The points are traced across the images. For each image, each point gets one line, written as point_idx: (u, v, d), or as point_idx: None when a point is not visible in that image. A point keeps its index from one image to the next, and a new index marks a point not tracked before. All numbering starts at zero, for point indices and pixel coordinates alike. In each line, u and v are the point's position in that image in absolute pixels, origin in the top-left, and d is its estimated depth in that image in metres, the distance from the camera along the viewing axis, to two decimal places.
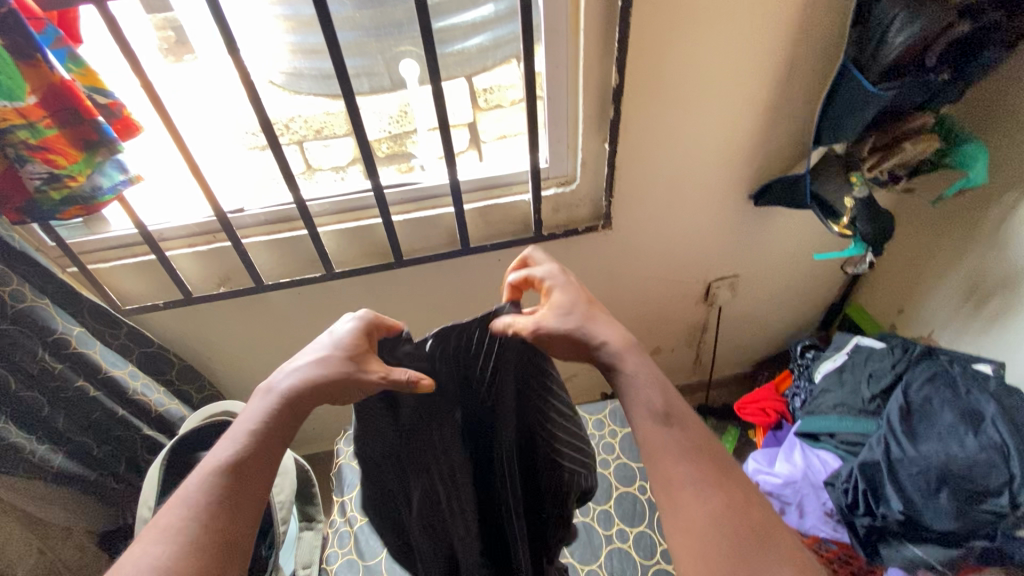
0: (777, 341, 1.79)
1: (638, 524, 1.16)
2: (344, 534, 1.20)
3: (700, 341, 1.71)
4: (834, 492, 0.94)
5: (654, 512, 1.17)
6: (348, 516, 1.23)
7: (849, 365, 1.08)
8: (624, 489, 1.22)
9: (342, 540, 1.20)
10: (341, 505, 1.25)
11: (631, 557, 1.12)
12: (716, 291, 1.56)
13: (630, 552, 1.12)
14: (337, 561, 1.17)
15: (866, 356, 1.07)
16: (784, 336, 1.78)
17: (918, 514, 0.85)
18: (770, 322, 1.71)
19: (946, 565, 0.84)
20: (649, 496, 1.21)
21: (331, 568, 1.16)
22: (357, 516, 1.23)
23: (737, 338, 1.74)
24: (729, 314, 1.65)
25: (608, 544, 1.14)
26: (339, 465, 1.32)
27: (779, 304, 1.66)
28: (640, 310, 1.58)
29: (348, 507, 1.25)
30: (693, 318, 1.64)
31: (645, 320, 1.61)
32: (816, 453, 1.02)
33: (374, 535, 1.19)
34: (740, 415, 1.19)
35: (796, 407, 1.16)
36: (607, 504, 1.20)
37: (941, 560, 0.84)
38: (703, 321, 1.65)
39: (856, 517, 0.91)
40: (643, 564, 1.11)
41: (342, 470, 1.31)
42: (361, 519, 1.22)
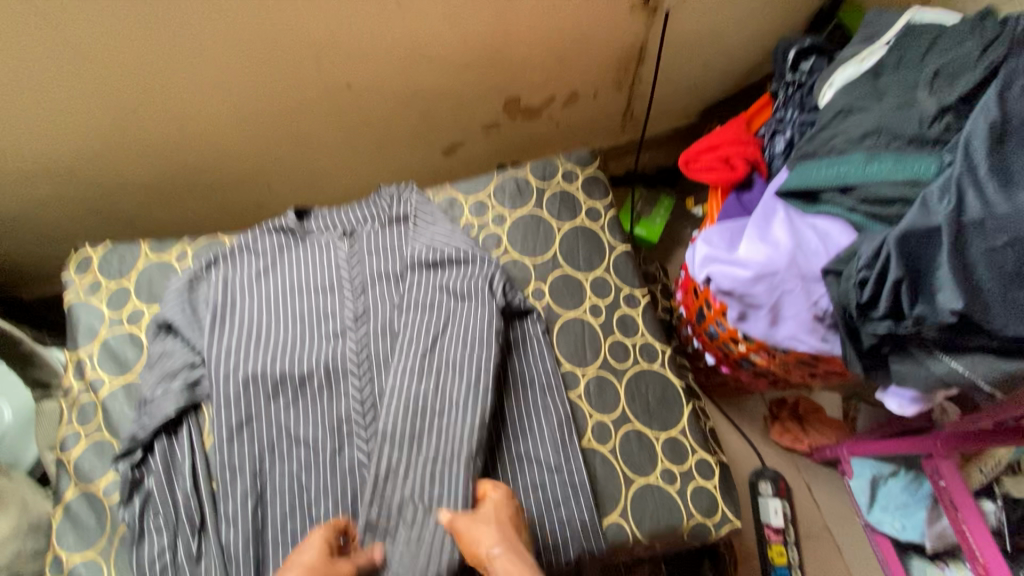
0: (738, 78, 1.29)
1: (571, 206, 0.89)
2: (87, 407, 0.77)
3: (633, 81, 1.21)
4: (843, 286, 0.52)
5: (589, 209, 0.89)
6: (88, 381, 0.79)
7: (893, 66, 0.57)
8: (547, 190, 0.90)
9: (83, 415, 0.77)
10: (79, 366, 0.79)
11: (555, 236, 0.87)
12: None
13: (555, 231, 0.88)
14: (82, 445, 0.76)
15: (909, 44, 0.57)
16: (747, 68, 1.26)
17: (981, 313, 0.46)
18: (734, 44, 1.18)
19: (995, 385, 0.49)
20: (577, 188, 0.90)
21: (68, 457, 0.75)
22: (102, 380, 0.78)
23: (689, 71, 1.22)
24: (678, 30, 1.09)
25: (513, 214, 0.89)
26: (69, 305, 0.84)
27: (748, 16, 1.12)
28: (544, 27, 1.00)
29: (90, 369, 0.79)
30: (625, 36, 1.08)
31: (559, 49, 1.06)
32: (809, 222, 0.58)
33: (131, 402, 0.77)
34: (689, 171, 0.71)
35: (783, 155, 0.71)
36: (531, 205, 0.89)
37: (990, 377, 0.49)
38: (638, 45, 1.11)
39: (871, 322, 0.52)
40: (594, 253, 0.86)
41: (73, 312, 0.83)
42: (109, 387, 0.78)
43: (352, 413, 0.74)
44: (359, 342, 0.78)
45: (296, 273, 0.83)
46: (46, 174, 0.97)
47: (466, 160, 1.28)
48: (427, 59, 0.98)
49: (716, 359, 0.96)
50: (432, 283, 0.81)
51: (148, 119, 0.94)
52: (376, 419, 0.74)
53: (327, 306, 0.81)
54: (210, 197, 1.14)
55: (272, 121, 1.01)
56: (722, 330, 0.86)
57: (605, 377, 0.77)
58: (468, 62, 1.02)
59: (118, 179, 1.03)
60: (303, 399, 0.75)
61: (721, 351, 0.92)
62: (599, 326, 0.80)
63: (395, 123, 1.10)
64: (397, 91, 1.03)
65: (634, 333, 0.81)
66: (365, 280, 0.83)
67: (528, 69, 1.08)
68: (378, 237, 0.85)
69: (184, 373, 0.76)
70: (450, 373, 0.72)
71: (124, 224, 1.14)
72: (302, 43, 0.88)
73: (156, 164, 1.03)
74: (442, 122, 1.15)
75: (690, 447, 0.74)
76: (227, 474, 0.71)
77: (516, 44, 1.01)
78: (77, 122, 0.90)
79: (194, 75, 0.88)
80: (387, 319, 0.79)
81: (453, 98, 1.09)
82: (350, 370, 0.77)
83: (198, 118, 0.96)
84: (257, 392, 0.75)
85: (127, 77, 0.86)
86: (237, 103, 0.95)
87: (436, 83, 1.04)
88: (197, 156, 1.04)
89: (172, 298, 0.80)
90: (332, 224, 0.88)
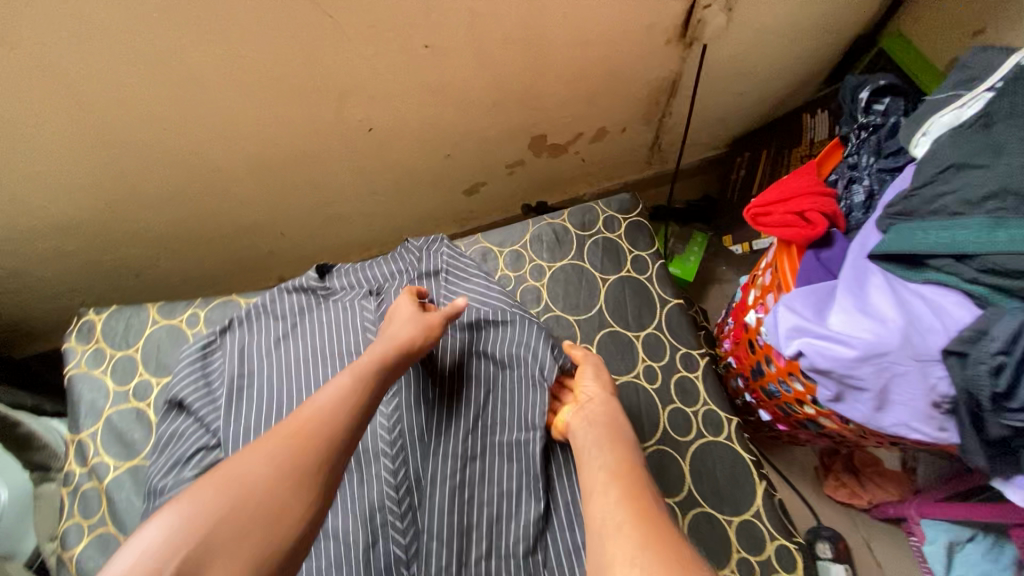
0: (770, 108, 1.23)
1: (614, 255, 0.82)
2: (91, 495, 0.70)
3: (664, 115, 1.15)
4: (971, 372, 0.45)
5: (634, 258, 0.82)
6: (92, 466, 0.71)
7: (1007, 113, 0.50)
8: (588, 237, 0.83)
9: (86, 504, 0.69)
10: (80, 448, 0.72)
11: (599, 288, 0.80)
12: (701, 17, 0.92)
13: (599, 282, 0.80)
14: (85, 539, 0.68)
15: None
16: (780, 99, 1.21)
17: None
18: (770, 74, 1.13)
19: None
20: (620, 235, 0.84)
21: (69, 556, 0.67)
22: (108, 464, 0.71)
23: (722, 102, 1.16)
24: (713, 62, 1.04)
25: (551, 266, 0.82)
26: (69, 377, 0.76)
27: (785, 47, 1.06)
28: (576, 64, 0.94)
29: (94, 451, 0.72)
30: (658, 70, 1.02)
31: (590, 84, 1.00)
32: (915, 291, 0.51)
33: (139, 489, 0.69)
34: (759, 227, 0.65)
35: (863, 204, 0.64)
36: (570, 254, 0.82)
37: None
38: (671, 78, 1.05)
39: (1005, 412, 0.45)
40: (642, 306, 0.79)
41: (75, 385, 0.75)
42: (115, 472, 0.70)
43: (385, 500, 0.66)
44: (390, 416, 0.70)
45: (321, 339, 0.76)
46: (46, 230, 0.90)
47: (488, 199, 1.22)
48: (453, 99, 0.92)
49: (772, 416, 0.89)
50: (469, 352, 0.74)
51: (156, 170, 0.88)
52: (412, 506, 0.66)
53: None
54: (221, 245, 1.07)
55: (288, 168, 0.95)
56: (785, 391, 0.78)
57: (667, 451, 0.70)
58: (496, 100, 0.96)
59: (123, 231, 0.97)
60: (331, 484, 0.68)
61: (780, 412, 0.84)
62: (655, 391, 0.73)
63: (416, 165, 1.04)
64: (420, 134, 0.97)
65: (696, 400, 0.73)
66: None
67: (556, 106, 1.02)
68: None
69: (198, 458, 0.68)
70: (498, 457, 0.69)
71: (129, 276, 1.07)
72: (323, 87, 0.82)
73: (164, 215, 0.97)
74: (465, 162, 1.08)
75: (768, 532, 0.65)
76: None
77: (546, 82, 0.95)
78: (80, 175, 0.83)
79: (206, 124, 0.82)
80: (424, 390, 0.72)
81: (478, 138, 1.03)
82: (382, 449, 0.69)
83: (210, 167, 0.90)
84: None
85: (134, 129, 0.79)
86: (251, 149, 0.89)
87: (462, 123, 0.98)
88: (207, 205, 0.97)
89: (183, 371, 0.73)
90: (356, 282, 0.81)
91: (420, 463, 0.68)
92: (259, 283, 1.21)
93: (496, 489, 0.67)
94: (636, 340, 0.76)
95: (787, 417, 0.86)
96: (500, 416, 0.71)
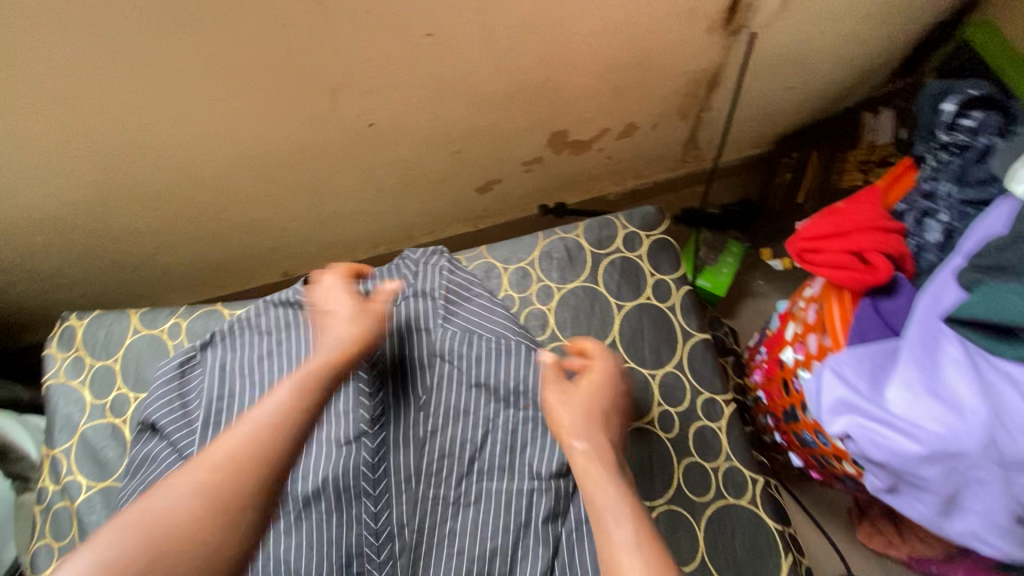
0: (826, 103, 1.09)
1: (632, 278, 0.73)
2: (62, 516, 0.66)
3: (702, 109, 1.03)
4: None
5: (656, 283, 0.72)
6: (64, 485, 0.67)
7: None
8: (604, 256, 0.74)
9: (57, 526, 0.66)
10: (53, 466, 0.68)
11: (614, 315, 0.71)
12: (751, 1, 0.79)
13: (613, 308, 0.71)
14: (54, 562, 0.65)
15: None
16: (837, 93, 1.06)
17: None
18: (828, 66, 0.99)
19: None
20: (640, 254, 0.74)
21: None
22: (80, 484, 0.67)
23: (769, 97, 1.03)
24: (763, 52, 0.90)
25: (561, 287, 0.73)
26: (46, 387, 0.72)
27: (849, 36, 0.92)
28: (604, 54, 0.83)
29: (66, 469, 0.68)
30: (699, 61, 0.90)
31: (619, 77, 0.89)
32: (1003, 372, 0.43)
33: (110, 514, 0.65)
34: (805, 262, 0.55)
35: (937, 241, 0.56)
36: (583, 275, 0.73)
37: None
38: (713, 70, 0.93)
39: None
40: (661, 340, 0.69)
41: (51, 397, 0.71)
42: (86, 494, 0.66)
43: (364, 547, 0.62)
44: (375, 452, 0.65)
45: (305, 360, 0.69)
46: (37, 226, 0.87)
47: (502, 197, 1.13)
48: (463, 93, 0.83)
49: (804, 462, 0.79)
50: (465, 384, 0.67)
51: (144, 166, 0.82)
52: (394, 555, 0.62)
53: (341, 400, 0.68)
54: (218, 240, 1.02)
55: (285, 164, 0.88)
56: (821, 443, 0.69)
57: (678, 512, 0.61)
58: (511, 94, 0.86)
59: (116, 226, 0.92)
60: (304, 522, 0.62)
61: (811, 461, 0.76)
62: (670, 442, 0.64)
63: (423, 161, 0.96)
64: (427, 129, 0.89)
65: (717, 454, 0.64)
66: (385, 369, 0.68)
67: (580, 100, 0.91)
68: (402, 316, 0.71)
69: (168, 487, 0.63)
70: (494, 507, 0.62)
71: (126, 269, 1.03)
72: (317, 81, 0.74)
73: (157, 210, 0.91)
74: (477, 159, 0.99)
75: None
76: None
77: (568, 74, 0.85)
78: (64, 171, 0.78)
79: (193, 119, 0.75)
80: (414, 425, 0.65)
81: (492, 134, 0.94)
82: (365, 489, 0.63)
83: (201, 163, 0.84)
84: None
85: (117, 124, 0.73)
86: (244, 145, 0.82)
87: (473, 118, 0.89)
88: (200, 201, 0.92)
89: (159, 390, 0.68)
90: None
91: (403, 507, 0.64)
92: (260, 278, 1.16)
93: (490, 546, 0.60)
94: (652, 379, 0.67)
95: (818, 466, 0.77)
96: (496, 460, 0.64)
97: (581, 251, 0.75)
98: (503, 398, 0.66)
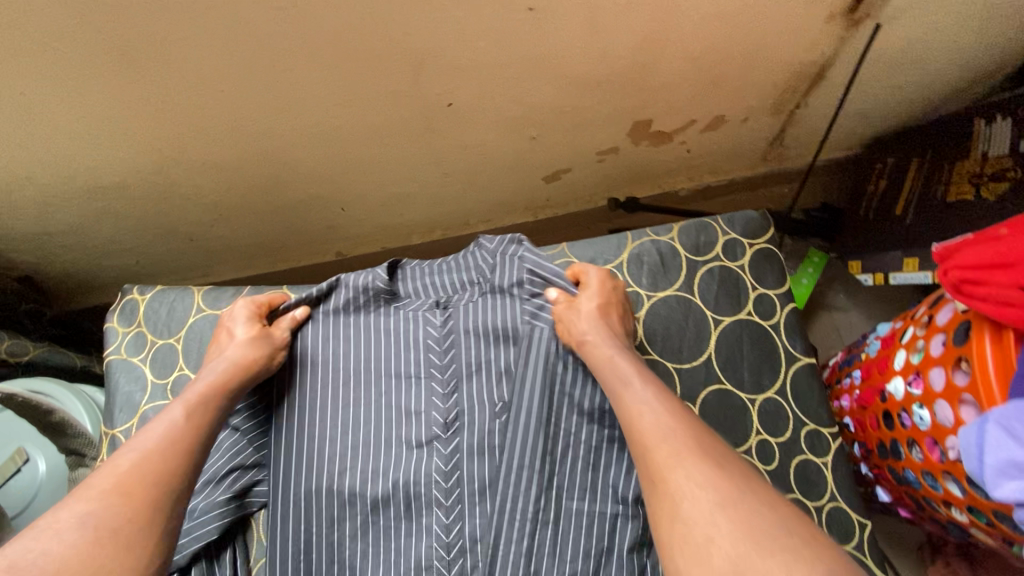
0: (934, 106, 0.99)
1: (731, 291, 0.67)
2: None
3: (798, 106, 0.95)
4: None
5: (757, 299, 0.67)
6: None
7: None
8: (700, 264, 0.68)
9: None
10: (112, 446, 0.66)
11: (710, 330, 0.65)
12: None
13: (709, 323, 0.66)
14: None
15: None
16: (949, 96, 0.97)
17: None
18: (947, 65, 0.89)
19: None
20: (741, 265, 0.68)
21: None
22: None
23: (874, 95, 0.94)
24: (881, 46, 0.82)
25: (652, 295, 0.67)
26: (107, 362, 0.70)
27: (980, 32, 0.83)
28: (709, 40, 0.76)
29: None
30: (808, 52, 0.82)
31: (719, 66, 0.81)
32: None
33: None
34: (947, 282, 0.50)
35: None
36: (676, 284, 0.68)
37: None
38: (820, 63, 0.85)
39: None
40: (761, 361, 0.64)
41: (112, 373, 0.69)
42: None
43: (434, 560, 0.58)
44: (448, 459, 0.61)
45: (377, 352, 0.66)
46: (99, 190, 0.84)
47: (569, 187, 1.07)
48: (551, 75, 0.77)
49: (893, 498, 0.74)
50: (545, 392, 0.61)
51: (211, 136, 0.78)
52: (464, 571, 0.57)
53: (413, 399, 0.64)
54: (275, 216, 0.98)
55: (354, 141, 0.84)
56: (928, 486, 0.63)
57: None
58: (601, 78, 0.79)
59: (175, 196, 0.89)
60: (373, 529, 0.59)
61: (906, 500, 0.70)
62: (770, 475, 0.60)
63: (496, 146, 0.90)
64: (506, 112, 0.83)
65: (820, 494, 0.60)
66: (460, 370, 0.65)
67: (672, 89, 0.84)
68: (480, 314, 0.66)
69: (231, 479, 0.60)
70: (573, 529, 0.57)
71: (181, 240, 1.00)
72: (402, 54, 0.68)
73: (218, 183, 0.88)
74: (551, 147, 0.93)
75: None
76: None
77: (667, 60, 0.78)
78: (131, 137, 0.75)
79: (268, 90, 0.71)
80: (489, 433, 0.61)
81: (572, 121, 0.88)
82: (436, 498, 0.59)
83: (270, 136, 0.80)
84: (322, 512, 0.59)
85: (190, 91, 0.69)
86: (315, 119, 0.78)
87: (556, 102, 0.83)
88: (263, 175, 0.88)
89: None
90: (425, 289, 0.71)
91: (478, 521, 0.58)
92: (312, 256, 1.12)
93: (569, 571, 0.56)
94: (752, 405, 0.63)
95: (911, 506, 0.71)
96: (577, 479, 0.59)
97: (675, 257, 0.69)
98: (587, 411, 0.61)
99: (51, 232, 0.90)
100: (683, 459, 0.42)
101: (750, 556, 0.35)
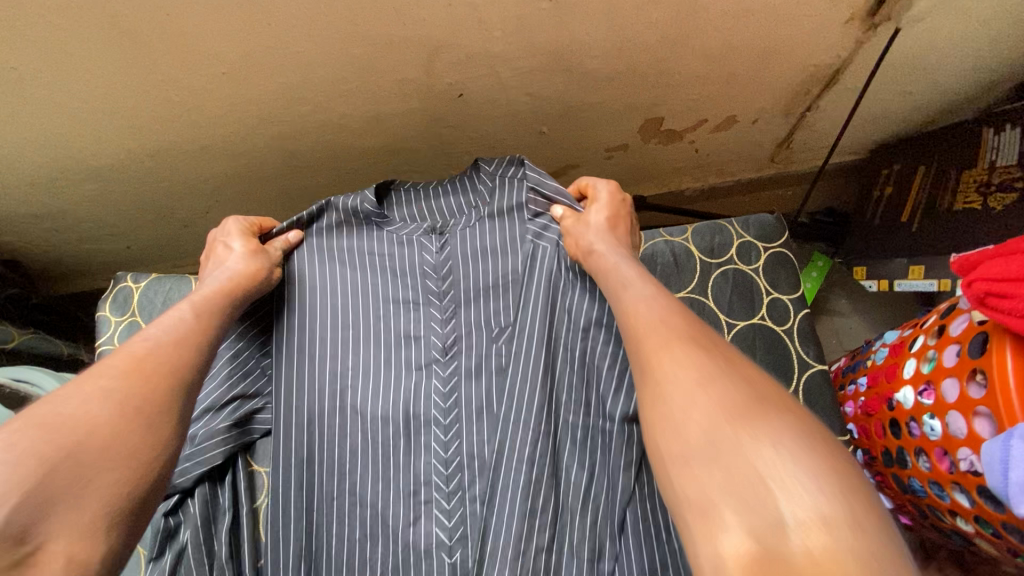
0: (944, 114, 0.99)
1: (745, 295, 0.66)
2: None
3: (810, 108, 0.94)
4: None
5: (771, 303, 0.66)
6: None
7: None
8: (714, 267, 0.67)
9: None
10: None
11: (723, 334, 0.65)
12: None
13: (722, 326, 0.65)
14: None
15: None
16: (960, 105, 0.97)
17: None
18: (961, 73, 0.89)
19: None
20: (755, 268, 0.67)
21: None
22: None
23: (886, 101, 0.94)
24: (899, 51, 0.81)
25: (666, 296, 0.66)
26: (98, 352, 0.67)
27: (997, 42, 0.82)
28: (729, 39, 0.74)
29: None
30: (825, 54, 0.81)
31: (736, 65, 0.80)
32: None
33: None
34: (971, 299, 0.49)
35: None
36: (690, 286, 0.67)
37: None
38: (835, 66, 0.84)
39: None
40: (774, 366, 0.64)
41: None
42: None
43: (433, 475, 0.59)
44: (447, 380, 0.62)
45: (373, 275, 0.65)
46: (91, 171, 0.80)
47: (575, 182, 1.05)
48: (567, 68, 0.75)
49: (895, 505, 0.74)
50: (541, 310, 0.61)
51: (210, 119, 0.74)
52: (462, 486, 0.59)
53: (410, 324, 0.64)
54: (272, 203, 0.95)
55: (360, 129, 0.81)
56: (935, 495, 0.62)
57: None
58: (616, 74, 0.78)
59: (169, 180, 0.85)
60: (371, 448, 0.59)
61: (908, 506, 0.70)
62: None
63: (504, 138, 0.88)
64: (518, 105, 0.81)
65: None
66: (457, 294, 0.65)
67: (686, 86, 0.83)
68: (476, 238, 0.66)
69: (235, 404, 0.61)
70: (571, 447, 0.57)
71: (173, 224, 0.97)
72: (416, 41, 0.66)
73: (216, 167, 0.85)
74: (560, 141, 0.92)
75: None
76: (280, 525, 0.57)
77: (684, 57, 0.76)
78: (127, 116, 0.71)
79: (274, 73, 0.68)
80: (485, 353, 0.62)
81: (584, 116, 0.86)
82: (435, 418, 0.61)
83: (273, 121, 0.77)
84: (316, 426, 0.59)
85: (191, 70, 0.66)
86: (322, 105, 0.75)
87: (569, 96, 0.81)
88: (263, 161, 0.85)
89: None
90: (421, 214, 0.70)
91: (475, 438, 0.60)
92: None
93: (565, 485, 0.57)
94: None
95: (909, 509, 0.72)
96: (574, 397, 0.60)
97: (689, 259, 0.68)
98: (582, 330, 0.61)
99: (37, 213, 0.86)
100: (672, 349, 0.43)
101: (724, 429, 0.37)
